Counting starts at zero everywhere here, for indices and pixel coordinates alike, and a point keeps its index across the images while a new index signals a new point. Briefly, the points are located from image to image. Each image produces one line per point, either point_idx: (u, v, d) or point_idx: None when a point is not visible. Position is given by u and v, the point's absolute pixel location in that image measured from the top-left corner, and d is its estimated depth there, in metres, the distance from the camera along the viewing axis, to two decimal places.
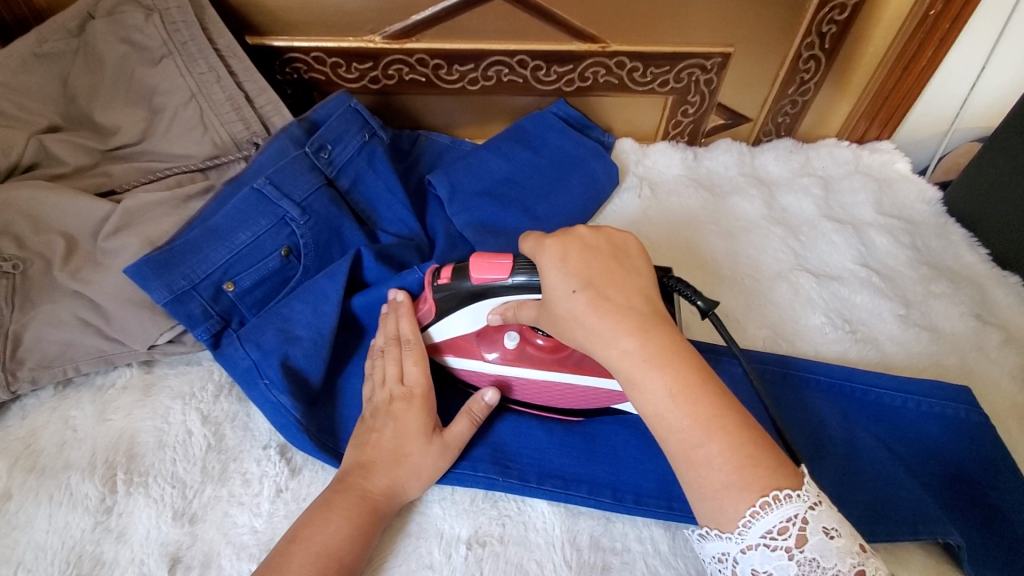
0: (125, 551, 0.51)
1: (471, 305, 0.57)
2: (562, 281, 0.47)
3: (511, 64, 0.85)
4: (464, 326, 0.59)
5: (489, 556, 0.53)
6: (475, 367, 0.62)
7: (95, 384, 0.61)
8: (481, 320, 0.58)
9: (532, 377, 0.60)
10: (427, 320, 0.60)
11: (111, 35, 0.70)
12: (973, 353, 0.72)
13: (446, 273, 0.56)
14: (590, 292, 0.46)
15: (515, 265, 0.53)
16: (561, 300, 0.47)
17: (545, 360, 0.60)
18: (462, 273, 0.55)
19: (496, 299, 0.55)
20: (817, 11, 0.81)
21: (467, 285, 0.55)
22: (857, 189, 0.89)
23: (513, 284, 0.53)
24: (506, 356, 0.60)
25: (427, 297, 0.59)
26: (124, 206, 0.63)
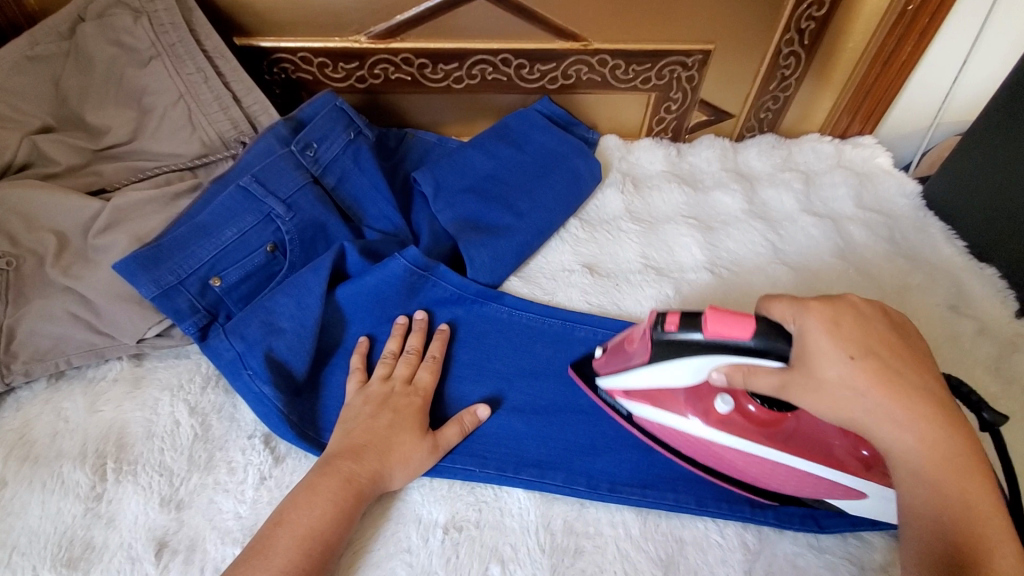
0: (114, 536, 0.53)
1: (693, 361, 0.52)
2: (838, 346, 0.45)
3: (495, 62, 0.86)
4: (680, 376, 0.54)
5: (466, 539, 0.54)
6: (664, 420, 0.57)
7: (87, 376, 0.62)
8: (699, 378, 0.53)
9: (735, 446, 0.54)
10: (611, 368, 0.59)
11: (102, 38, 0.72)
12: (948, 343, 0.74)
13: (674, 321, 0.51)
14: (874, 361, 0.45)
15: (761, 328, 0.48)
16: (832, 363, 0.45)
17: (754, 430, 0.54)
18: (694, 323, 0.51)
19: (717, 357, 0.50)
20: (795, 8, 0.83)
21: (693, 336, 0.51)
22: (837, 183, 0.90)
23: (753, 348, 0.48)
24: (715, 422, 0.55)
25: (645, 339, 0.54)
26: (114, 204, 0.65)
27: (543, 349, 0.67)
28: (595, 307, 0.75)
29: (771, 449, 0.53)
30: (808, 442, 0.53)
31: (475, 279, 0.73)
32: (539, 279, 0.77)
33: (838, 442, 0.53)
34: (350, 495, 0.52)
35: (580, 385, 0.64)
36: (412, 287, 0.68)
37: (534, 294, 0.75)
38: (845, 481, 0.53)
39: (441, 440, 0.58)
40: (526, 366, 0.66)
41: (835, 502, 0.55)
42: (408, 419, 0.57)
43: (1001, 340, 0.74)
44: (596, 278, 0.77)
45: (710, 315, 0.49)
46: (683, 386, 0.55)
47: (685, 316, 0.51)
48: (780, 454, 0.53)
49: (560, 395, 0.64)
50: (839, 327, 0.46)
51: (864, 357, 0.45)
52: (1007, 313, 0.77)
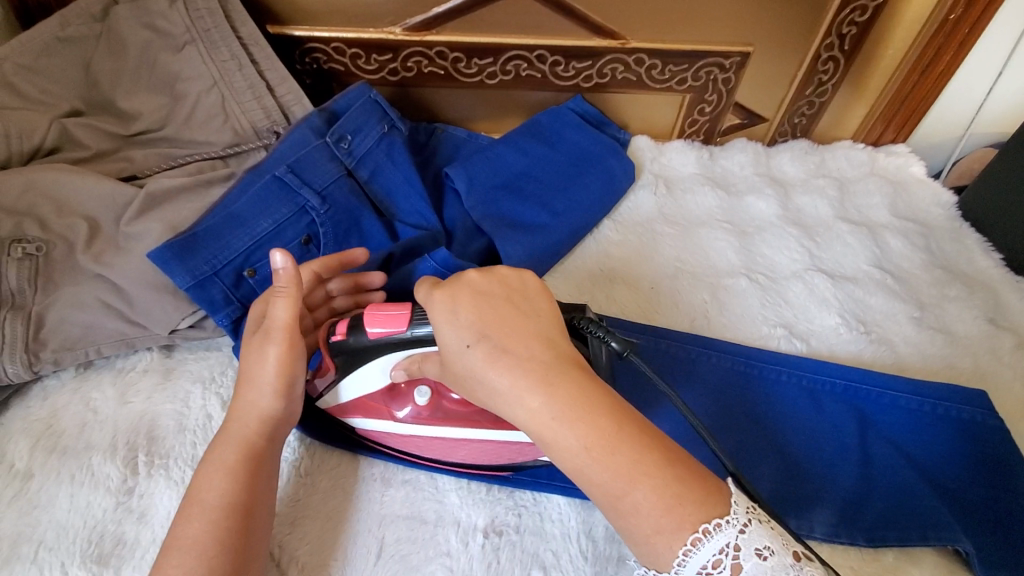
0: (146, 531, 0.51)
1: (376, 362, 0.53)
2: (454, 336, 0.46)
3: (530, 58, 0.85)
4: (375, 382, 0.55)
5: (506, 545, 0.53)
6: (385, 427, 0.56)
7: (116, 366, 0.61)
8: (388, 377, 0.55)
9: (446, 433, 0.55)
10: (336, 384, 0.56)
11: (135, 21, 0.70)
12: (987, 356, 0.73)
13: (341, 329, 0.53)
14: (485, 344, 0.45)
15: (414, 317, 0.50)
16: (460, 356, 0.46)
17: (466, 414, 0.54)
18: (359, 327, 0.52)
19: (392, 354, 0.52)
20: (837, 12, 0.82)
21: (362, 340, 0.53)
22: (872, 191, 0.89)
23: (412, 337, 0.51)
24: (418, 411, 0.55)
25: (328, 357, 0.55)
26: (147, 191, 0.64)
27: None
28: (631, 310, 0.74)
29: (485, 429, 0.54)
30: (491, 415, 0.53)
31: (512, 278, 0.72)
32: (576, 280, 0.76)
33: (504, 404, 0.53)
34: None
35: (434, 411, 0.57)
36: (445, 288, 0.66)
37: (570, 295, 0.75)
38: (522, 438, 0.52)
39: None
40: None
41: None
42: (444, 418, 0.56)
43: None
44: (631, 280, 0.77)
45: (368, 317, 0.51)
46: (381, 388, 0.55)
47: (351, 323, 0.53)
48: (497, 433, 0.53)
49: None
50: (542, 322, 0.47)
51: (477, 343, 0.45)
52: None
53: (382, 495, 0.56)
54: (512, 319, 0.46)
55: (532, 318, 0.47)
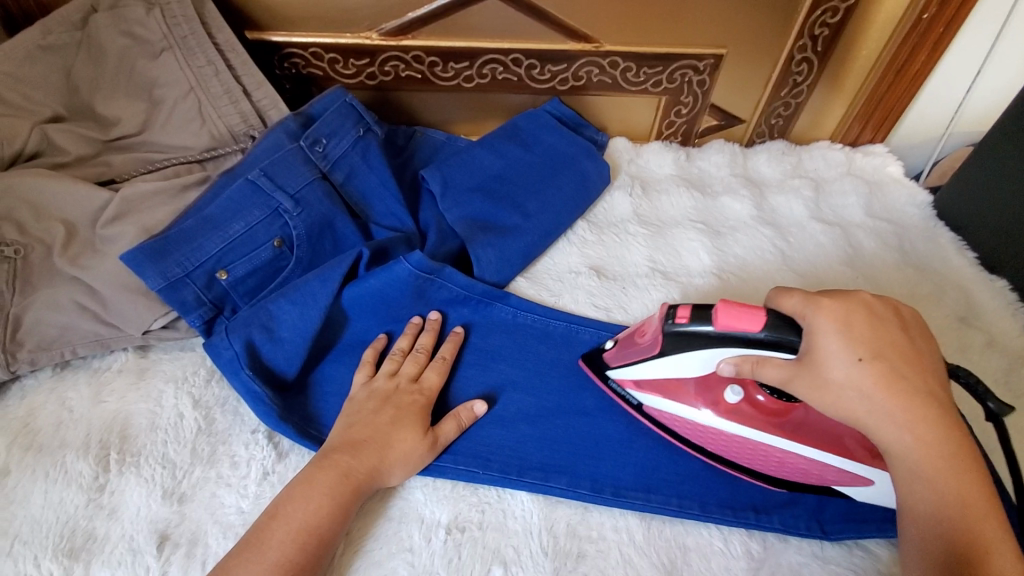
0: (116, 527, 0.53)
1: (704, 352, 0.54)
2: (844, 349, 0.47)
3: (505, 62, 0.86)
4: (689, 369, 0.56)
5: (468, 541, 0.54)
6: (677, 411, 0.59)
7: (92, 366, 0.63)
8: (709, 366, 0.55)
9: (748, 434, 0.56)
10: (621, 360, 0.60)
11: (114, 29, 0.72)
12: (955, 355, 0.73)
13: (687, 312, 0.53)
14: (881, 363, 0.47)
15: (770, 321, 0.50)
16: (840, 364, 0.47)
17: (762, 420, 0.56)
18: (705, 315, 0.52)
19: (725, 348, 0.52)
20: (809, 14, 0.82)
21: (706, 330, 0.52)
22: (847, 191, 0.90)
23: (758, 340, 0.50)
24: (702, 402, 0.58)
25: (654, 333, 0.56)
26: (122, 195, 0.65)
27: (549, 350, 0.67)
28: (601, 310, 0.74)
29: (786, 440, 0.55)
30: (815, 431, 0.55)
31: (482, 279, 0.73)
32: (546, 281, 0.77)
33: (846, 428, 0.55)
34: (348, 488, 0.52)
35: (591, 375, 0.64)
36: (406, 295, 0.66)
37: (540, 295, 0.75)
38: (854, 468, 0.54)
39: (441, 437, 0.58)
40: (527, 368, 0.66)
41: (845, 490, 0.56)
42: (409, 415, 0.57)
43: (1009, 353, 0.74)
44: (602, 281, 0.77)
45: (721, 311, 0.51)
46: (695, 376, 0.56)
47: (697, 309, 0.52)
48: (801, 446, 0.55)
49: (565, 399, 0.63)
50: (851, 328, 0.48)
51: (872, 360, 0.47)
52: (1016, 326, 0.76)
53: None
54: (915, 352, 0.49)
55: (925, 349, 0.49)
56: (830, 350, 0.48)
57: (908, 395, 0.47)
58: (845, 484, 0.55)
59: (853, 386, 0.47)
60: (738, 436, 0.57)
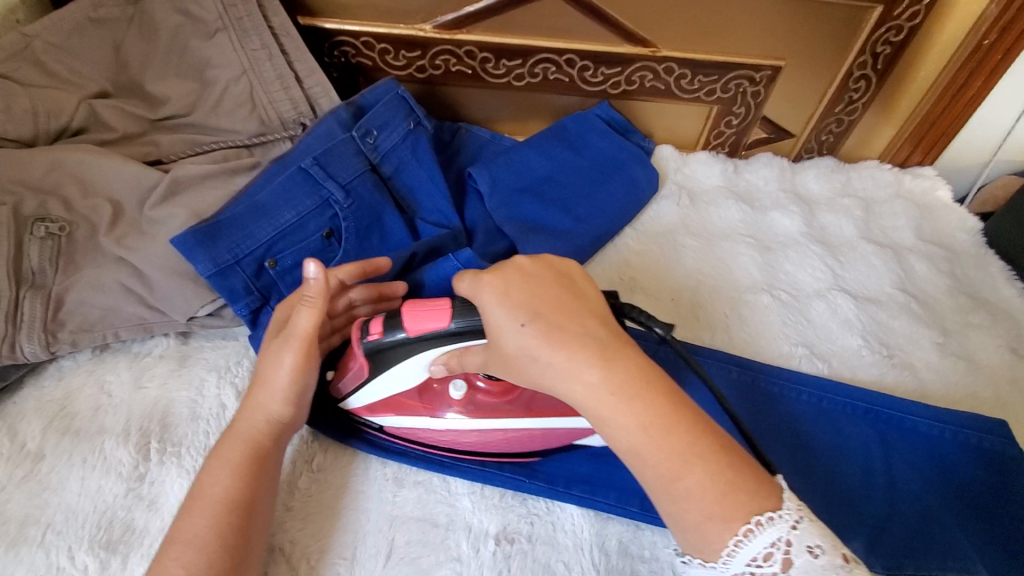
0: (155, 520, 0.51)
1: (416, 358, 0.52)
2: (507, 318, 0.44)
3: (558, 62, 0.85)
4: (394, 385, 0.54)
5: (518, 553, 0.52)
6: (414, 425, 0.56)
7: (132, 350, 0.61)
8: (423, 372, 0.54)
9: (481, 427, 0.55)
10: (351, 389, 0.55)
11: (168, 5, 0.70)
12: (1010, 386, 0.71)
13: (378, 327, 0.51)
14: (540, 324, 0.44)
15: (457, 311, 0.48)
16: (510, 337, 0.44)
17: (496, 405, 0.54)
18: (393, 322, 0.50)
19: (428, 351, 0.51)
20: (872, 31, 0.81)
21: (401, 336, 0.51)
22: (898, 213, 0.88)
23: (454, 331, 0.49)
24: (455, 409, 0.55)
25: (359, 356, 0.53)
26: (172, 176, 0.63)
27: None
28: None
29: (520, 418, 0.54)
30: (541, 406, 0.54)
31: None
32: None
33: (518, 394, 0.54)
34: None
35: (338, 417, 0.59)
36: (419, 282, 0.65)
37: None
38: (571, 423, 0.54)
39: None
40: None
41: None
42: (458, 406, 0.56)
43: None
44: (651, 291, 0.76)
45: (408, 315, 0.50)
46: (414, 386, 0.55)
47: (387, 318, 0.51)
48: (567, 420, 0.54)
49: None
50: (509, 296, 0.45)
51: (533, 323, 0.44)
52: None
53: (394, 495, 0.55)
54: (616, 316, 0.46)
55: (580, 298, 0.47)
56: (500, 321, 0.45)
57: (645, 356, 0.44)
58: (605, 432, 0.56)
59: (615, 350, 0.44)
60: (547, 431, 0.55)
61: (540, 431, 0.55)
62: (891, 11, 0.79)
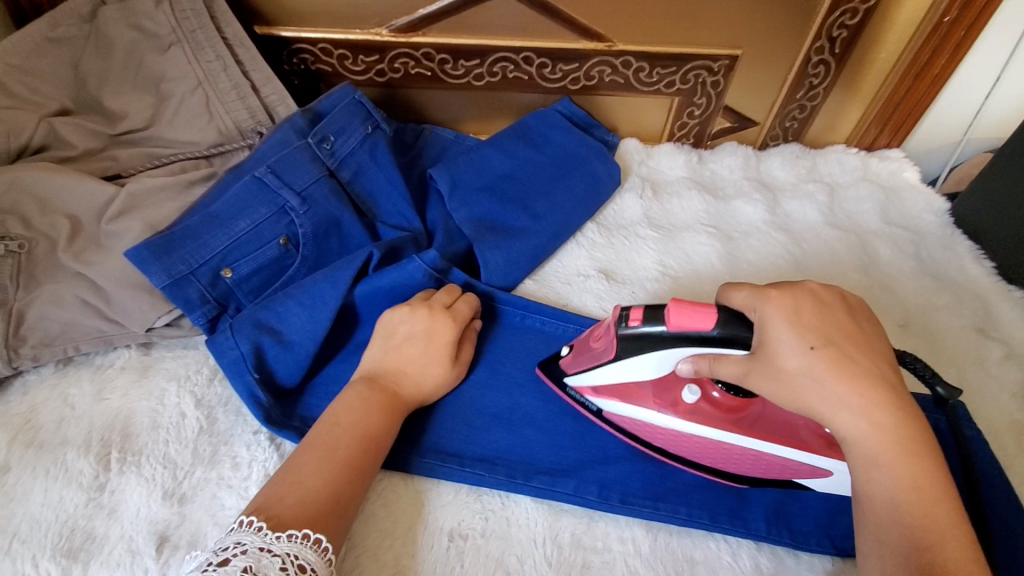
0: (115, 527, 0.52)
1: (661, 353, 0.51)
2: (796, 338, 0.45)
3: (517, 60, 0.85)
4: (629, 373, 0.55)
5: (471, 549, 0.53)
6: (638, 415, 0.57)
7: (95, 363, 0.62)
8: (664, 368, 0.53)
9: (712, 437, 0.55)
10: (579, 366, 0.58)
11: (123, 22, 0.71)
12: (973, 366, 0.71)
13: (637, 315, 0.51)
14: (832, 349, 0.45)
15: (722, 318, 0.47)
16: (793, 355, 0.45)
17: (724, 418, 0.55)
18: (657, 314, 0.50)
19: (680, 349, 0.50)
20: (827, 15, 0.80)
21: (657, 330, 0.50)
22: (863, 197, 0.88)
23: (711, 337, 0.48)
24: (687, 409, 0.56)
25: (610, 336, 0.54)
26: (128, 190, 0.65)
27: None
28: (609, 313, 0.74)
29: (737, 434, 0.55)
30: (772, 425, 0.55)
31: (489, 282, 0.72)
32: (554, 282, 0.76)
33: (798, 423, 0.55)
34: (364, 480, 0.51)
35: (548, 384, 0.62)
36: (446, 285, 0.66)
37: (548, 298, 0.75)
38: (812, 459, 0.54)
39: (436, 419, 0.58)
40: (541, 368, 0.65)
41: (803, 482, 0.56)
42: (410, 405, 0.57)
43: None
44: (611, 284, 0.76)
45: (673, 310, 0.48)
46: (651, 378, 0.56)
47: (649, 308, 0.51)
48: (753, 440, 0.54)
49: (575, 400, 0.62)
50: (799, 315, 0.46)
51: (823, 347, 0.45)
52: None
53: None
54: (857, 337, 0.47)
55: (872, 339, 0.47)
56: (783, 341, 0.46)
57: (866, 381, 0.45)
58: (806, 477, 0.55)
59: (803, 376, 0.45)
60: (694, 435, 0.56)
61: (766, 454, 0.55)
62: None
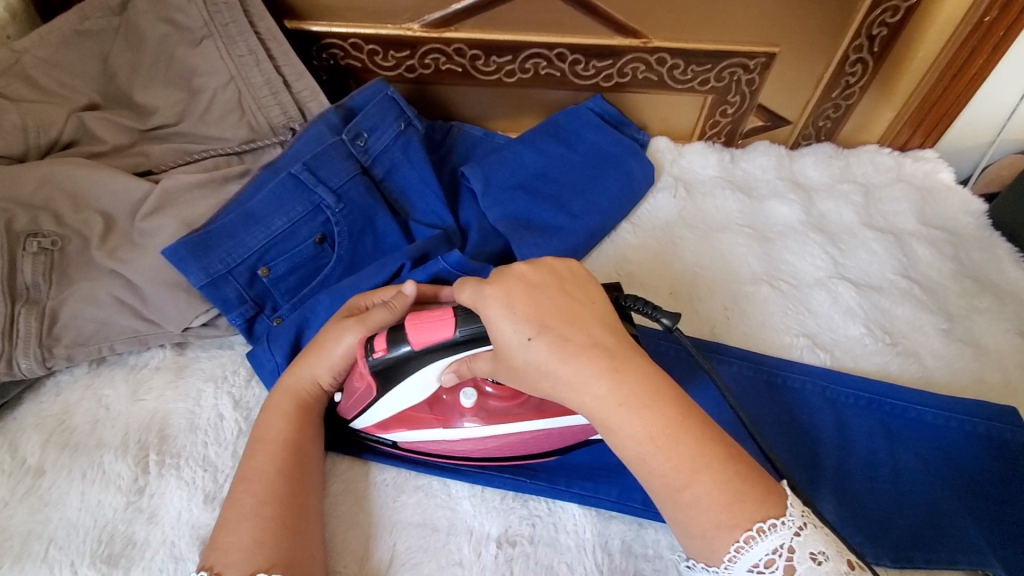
0: (156, 532, 0.51)
1: (415, 372, 0.51)
2: (513, 329, 0.45)
3: (549, 57, 0.84)
4: (413, 395, 0.53)
5: (520, 556, 0.52)
6: (424, 438, 0.55)
7: (129, 363, 0.61)
8: (430, 385, 0.52)
9: (491, 433, 0.54)
10: (354, 410, 0.55)
11: (154, 15, 0.70)
12: (1018, 371, 0.70)
13: (380, 344, 0.50)
14: (547, 336, 0.45)
15: (459, 320, 0.48)
16: (517, 349, 0.45)
17: (506, 408, 0.53)
18: (397, 335, 0.49)
19: (435, 361, 0.50)
20: (867, 13, 0.79)
21: (405, 351, 0.50)
22: (899, 198, 0.87)
23: (456, 340, 0.48)
24: (468, 417, 0.54)
25: (366, 375, 0.52)
26: (162, 186, 0.63)
27: None
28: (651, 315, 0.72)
29: (528, 421, 0.53)
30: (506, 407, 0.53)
31: None
32: None
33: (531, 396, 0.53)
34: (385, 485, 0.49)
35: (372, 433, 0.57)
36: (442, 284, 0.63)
37: None
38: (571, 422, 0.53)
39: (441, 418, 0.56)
40: None
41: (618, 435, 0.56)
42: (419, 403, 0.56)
43: None
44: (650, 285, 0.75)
45: (410, 328, 0.49)
46: (423, 399, 0.54)
47: (390, 333, 0.50)
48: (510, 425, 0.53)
49: None
50: (513, 305, 0.46)
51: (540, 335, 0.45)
52: None
53: (395, 500, 0.55)
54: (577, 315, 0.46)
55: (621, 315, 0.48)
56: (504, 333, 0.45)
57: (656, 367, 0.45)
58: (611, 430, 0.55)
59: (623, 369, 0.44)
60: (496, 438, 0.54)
61: (542, 433, 0.54)
62: None
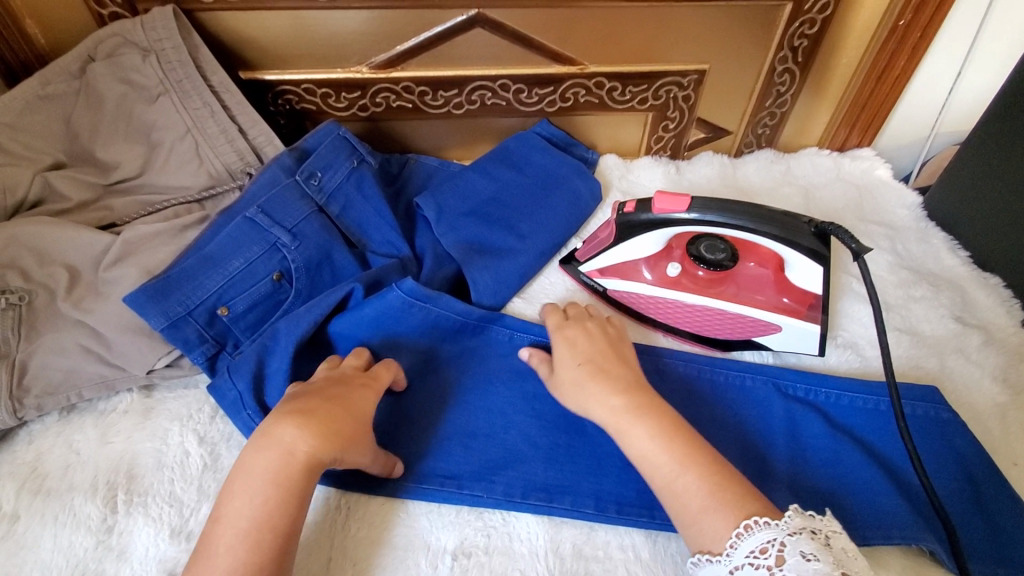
0: (125, 568, 0.53)
1: (657, 232, 0.68)
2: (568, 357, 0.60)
3: (493, 88, 0.88)
4: (638, 251, 0.72)
5: (475, 566, 0.54)
6: (634, 290, 0.74)
7: (98, 409, 0.63)
8: (660, 243, 0.70)
9: (688, 301, 0.72)
10: (588, 254, 0.75)
11: (111, 76, 0.74)
12: (954, 354, 0.73)
13: (632, 206, 0.68)
14: (590, 367, 0.58)
15: (697, 204, 0.63)
16: (572, 375, 0.58)
17: (701, 286, 0.72)
18: (646, 205, 0.66)
19: (667, 227, 0.67)
20: (787, 26, 0.84)
21: (651, 217, 0.67)
22: (837, 195, 0.91)
23: (688, 217, 0.64)
24: (671, 282, 0.72)
25: (610, 225, 0.71)
26: (123, 238, 0.67)
27: None
28: None
29: (724, 302, 0.71)
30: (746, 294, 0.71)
31: (479, 304, 0.74)
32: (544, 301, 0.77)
33: (747, 297, 0.70)
34: None
35: (569, 276, 0.79)
36: (425, 312, 0.66)
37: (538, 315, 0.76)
38: (767, 317, 0.69)
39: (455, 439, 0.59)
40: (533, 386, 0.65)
41: (764, 341, 0.71)
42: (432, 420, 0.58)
43: (1008, 350, 0.73)
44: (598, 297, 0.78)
45: (657, 200, 0.65)
46: (647, 255, 0.72)
47: (641, 201, 0.67)
48: (723, 304, 0.71)
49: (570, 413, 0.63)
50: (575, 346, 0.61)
51: (584, 364, 0.58)
52: (1012, 323, 0.76)
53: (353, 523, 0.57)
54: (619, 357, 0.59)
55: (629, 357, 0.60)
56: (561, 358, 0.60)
57: (623, 387, 0.56)
58: (762, 335, 0.70)
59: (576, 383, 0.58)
60: (678, 302, 0.72)
61: (733, 316, 0.71)
62: (800, 6, 0.82)
